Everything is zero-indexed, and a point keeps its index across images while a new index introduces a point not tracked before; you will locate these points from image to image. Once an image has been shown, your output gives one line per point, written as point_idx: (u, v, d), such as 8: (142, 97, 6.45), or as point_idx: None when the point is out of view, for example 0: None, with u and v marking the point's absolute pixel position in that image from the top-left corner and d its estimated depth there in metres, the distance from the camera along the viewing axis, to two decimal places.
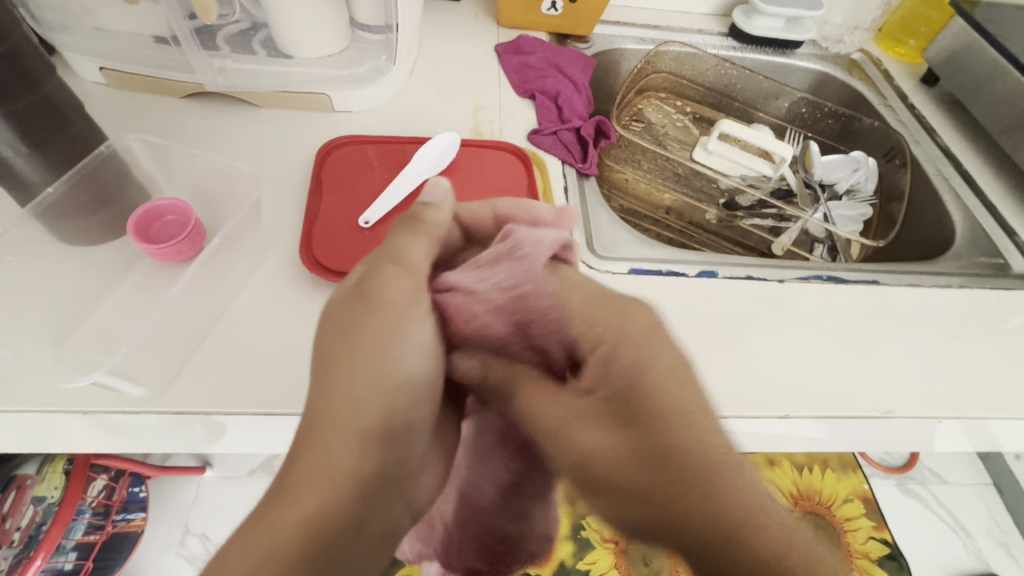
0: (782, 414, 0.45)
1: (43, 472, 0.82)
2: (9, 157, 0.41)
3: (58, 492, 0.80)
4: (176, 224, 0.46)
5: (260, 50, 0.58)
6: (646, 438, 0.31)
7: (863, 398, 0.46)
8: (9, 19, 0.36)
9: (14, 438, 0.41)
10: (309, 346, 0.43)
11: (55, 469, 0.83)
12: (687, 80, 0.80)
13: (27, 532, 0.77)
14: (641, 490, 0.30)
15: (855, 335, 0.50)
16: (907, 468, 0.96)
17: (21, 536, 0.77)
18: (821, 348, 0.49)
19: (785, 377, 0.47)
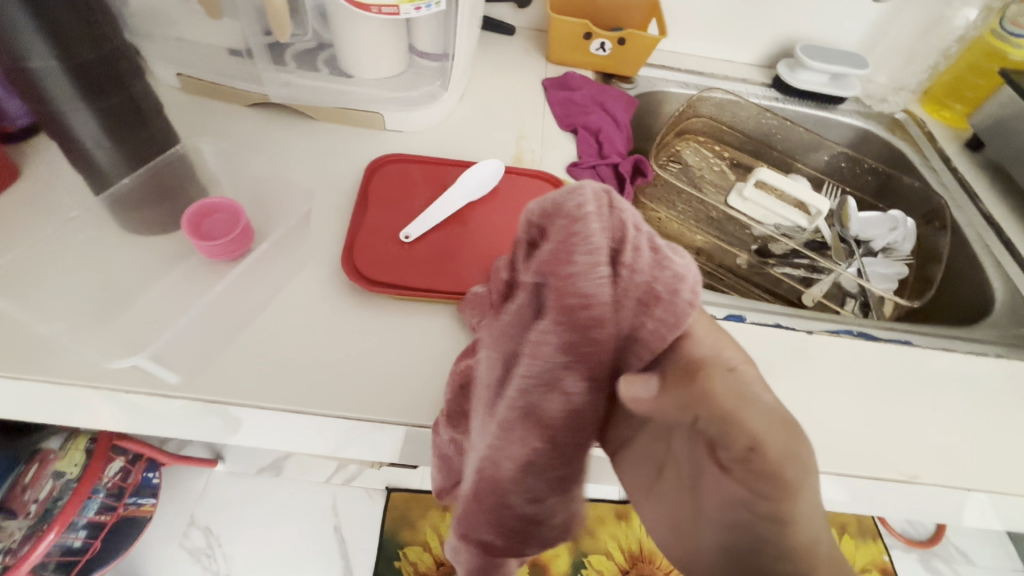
0: None
1: (65, 448, 0.88)
2: (91, 150, 0.43)
3: (77, 468, 0.85)
4: (226, 221, 0.48)
5: (323, 68, 0.61)
6: (812, 456, 0.26)
7: (887, 460, 0.45)
8: (111, 26, 0.39)
9: (57, 412, 0.42)
10: (342, 350, 0.44)
11: (76, 446, 0.89)
12: (727, 126, 0.82)
13: (43, 505, 0.82)
14: (812, 515, 0.25)
15: (884, 394, 0.49)
16: (931, 543, 0.91)
17: (38, 508, 0.82)
18: (848, 404, 0.48)
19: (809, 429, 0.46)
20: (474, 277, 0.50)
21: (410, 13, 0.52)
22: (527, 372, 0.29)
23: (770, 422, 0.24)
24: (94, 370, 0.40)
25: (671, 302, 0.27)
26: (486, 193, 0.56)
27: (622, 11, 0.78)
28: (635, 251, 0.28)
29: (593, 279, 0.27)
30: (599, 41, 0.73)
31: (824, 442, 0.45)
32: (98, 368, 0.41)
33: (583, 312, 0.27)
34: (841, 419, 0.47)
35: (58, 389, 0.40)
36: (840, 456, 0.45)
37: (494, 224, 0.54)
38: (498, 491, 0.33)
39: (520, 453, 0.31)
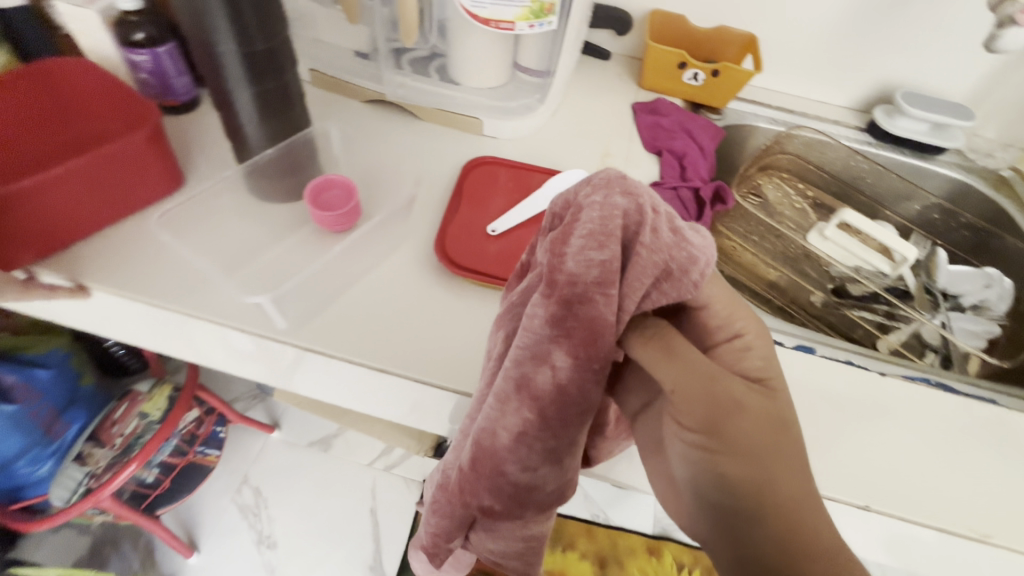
0: (861, 504, 0.43)
1: (152, 393, 1.07)
2: (245, 125, 0.51)
3: (158, 412, 1.05)
4: (340, 198, 0.54)
5: (434, 74, 0.68)
6: (776, 414, 0.29)
7: (959, 515, 0.43)
8: (280, 22, 0.46)
9: (190, 340, 0.51)
10: (426, 323, 0.49)
11: (161, 393, 1.08)
12: (813, 165, 0.82)
13: (127, 439, 1.01)
14: (762, 459, 0.27)
15: (965, 450, 0.47)
16: None
17: (122, 441, 1.01)
18: (923, 453, 0.46)
19: (875, 470, 0.45)
20: None
21: (524, 30, 0.57)
22: (521, 343, 0.32)
23: (708, 364, 0.29)
24: (228, 306, 0.48)
25: (682, 278, 0.30)
26: None
27: (718, 44, 0.81)
28: (654, 232, 0.30)
29: (584, 250, 0.29)
30: (693, 71, 0.75)
31: (887, 484, 0.44)
32: (232, 304, 0.48)
33: (571, 286, 0.29)
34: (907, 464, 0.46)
35: (198, 320, 0.48)
36: (904, 501, 0.44)
37: None
38: (493, 461, 0.34)
39: (515, 424, 0.33)
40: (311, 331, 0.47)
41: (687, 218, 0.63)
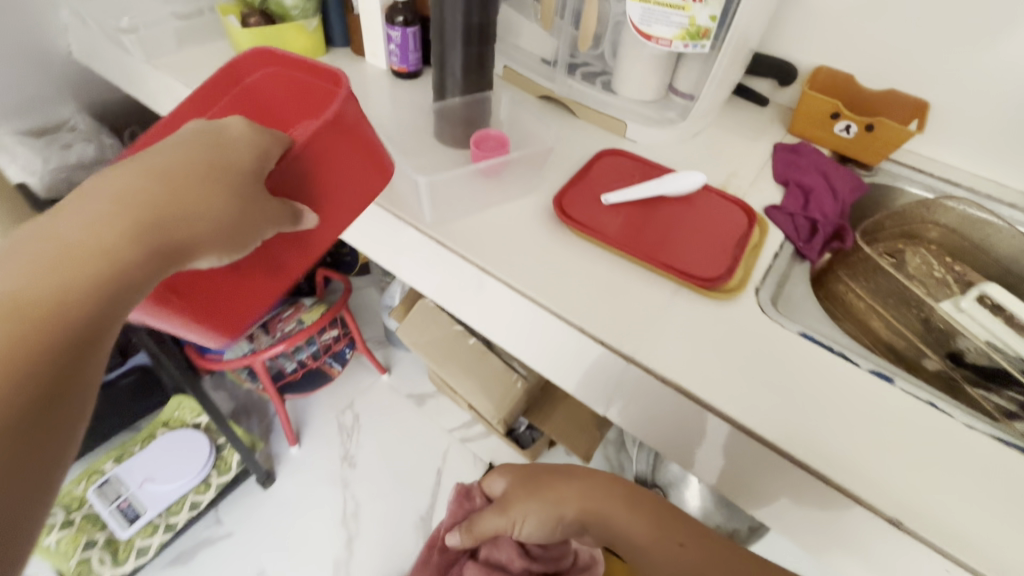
0: (883, 515, 0.45)
1: (311, 306, 1.38)
2: (448, 81, 0.67)
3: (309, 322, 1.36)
4: (494, 144, 0.66)
5: (598, 84, 0.81)
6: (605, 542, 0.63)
7: (991, 560, 0.43)
8: (494, 12, 0.61)
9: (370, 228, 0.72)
10: (529, 246, 0.62)
11: (315, 310, 1.39)
12: (971, 242, 0.75)
13: (283, 333, 1.31)
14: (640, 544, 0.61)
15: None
16: None
17: (279, 333, 1.31)
18: (971, 499, 0.46)
19: (907, 494, 0.46)
20: (647, 246, 0.60)
21: (679, 49, 0.65)
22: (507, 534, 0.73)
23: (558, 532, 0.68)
24: (399, 203, 0.66)
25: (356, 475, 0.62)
26: (683, 195, 0.65)
27: (883, 106, 0.82)
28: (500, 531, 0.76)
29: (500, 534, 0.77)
30: (846, 122, 0.77)
31: (917, 511, 0.45)
32: (398, 202, 0.66)
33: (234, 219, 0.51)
34: (951, 505, 0.46)
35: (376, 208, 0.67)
36: (927, 529, 0.44)
37: (678, 220, 0.63)
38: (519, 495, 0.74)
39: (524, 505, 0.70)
40: (456, 240, 0.62)
41: (795, 239, 0.65)
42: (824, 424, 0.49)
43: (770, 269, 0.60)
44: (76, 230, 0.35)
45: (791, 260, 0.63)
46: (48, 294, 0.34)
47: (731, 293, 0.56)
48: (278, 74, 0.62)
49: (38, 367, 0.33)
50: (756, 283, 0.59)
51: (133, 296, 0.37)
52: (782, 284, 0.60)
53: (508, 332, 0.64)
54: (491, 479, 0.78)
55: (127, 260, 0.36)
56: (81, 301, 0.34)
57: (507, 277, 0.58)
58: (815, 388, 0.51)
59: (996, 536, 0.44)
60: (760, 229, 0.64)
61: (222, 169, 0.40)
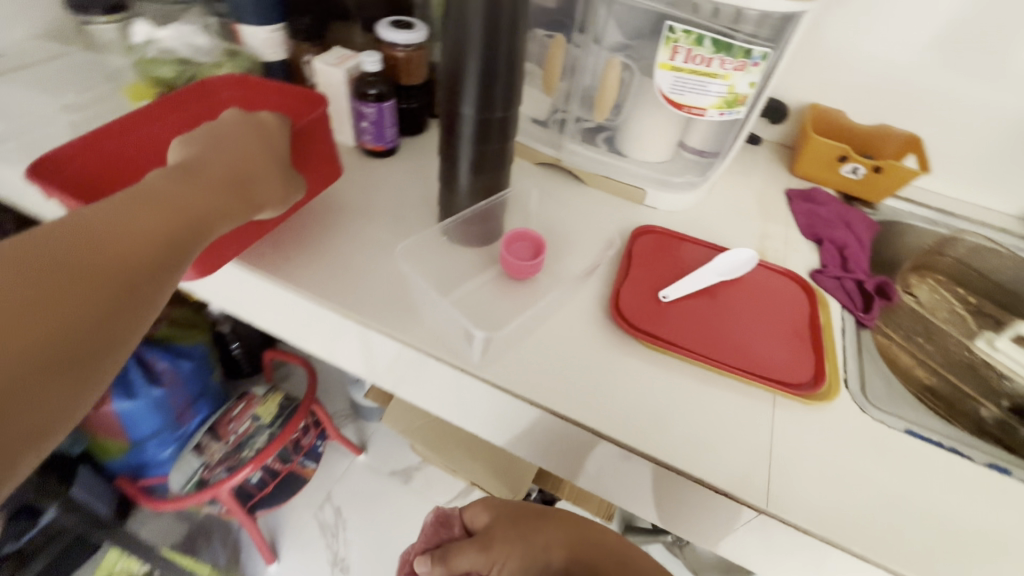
0: None
1: (265, 397, 1.19)
2: (459, 179, 0.56)
3: (268, 416, 1.16)
4: (525, 247, 0.58)
5: (602, 145, 0.73)
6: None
7: None
8: (517, 102, 0.51)
9: (381, 359, 0.58)
10: (592, 368, 0.52)
11: (271, 399, 1.19)
12: (977, 271, 0.78)
13: (239, 437, 1.12)
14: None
15: None
16: None
17: (235, 438, 1.12)
18: None
19: None
20: (725, 352, 0.53)
21: (713, 117, 0.60)
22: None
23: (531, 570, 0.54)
24: (426, 335, 0.54)
25: None
26: (736, 278, 0.60)
27: (875, 142, 0.81)
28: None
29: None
30: (853, 165, 0.76)
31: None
32: (426, 334, 0.54)
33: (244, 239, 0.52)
34: None
35: (397, 343, 0.54)
36: None
37: (743, 311, 0.57)
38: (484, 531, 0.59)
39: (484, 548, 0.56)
40: (511, 377, 0.51)
41: (852, 309, 0.61)
42: (971, 544, 0.44)
43: (848, 351, 0.56)
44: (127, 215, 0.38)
45: (858, 335, 0.59)
46: (114, 262, 0.35)
47: (829, 398, 0.50)
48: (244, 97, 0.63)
49: (113, 298, 0.35)
50: (846, 373, 0.53)
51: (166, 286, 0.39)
52: (864, 365, 0.56)
53: (575, 468, 0.54)
54: (475, 507, 0.62)
55: (200, 214, 0.42)
56: (142, 249, 0.37)
57: (584, 420, 0.49)
58: (947, 499, 0.47)
59: None
60: (820, 306, 0.60)
61: (248, 178, 0.47)
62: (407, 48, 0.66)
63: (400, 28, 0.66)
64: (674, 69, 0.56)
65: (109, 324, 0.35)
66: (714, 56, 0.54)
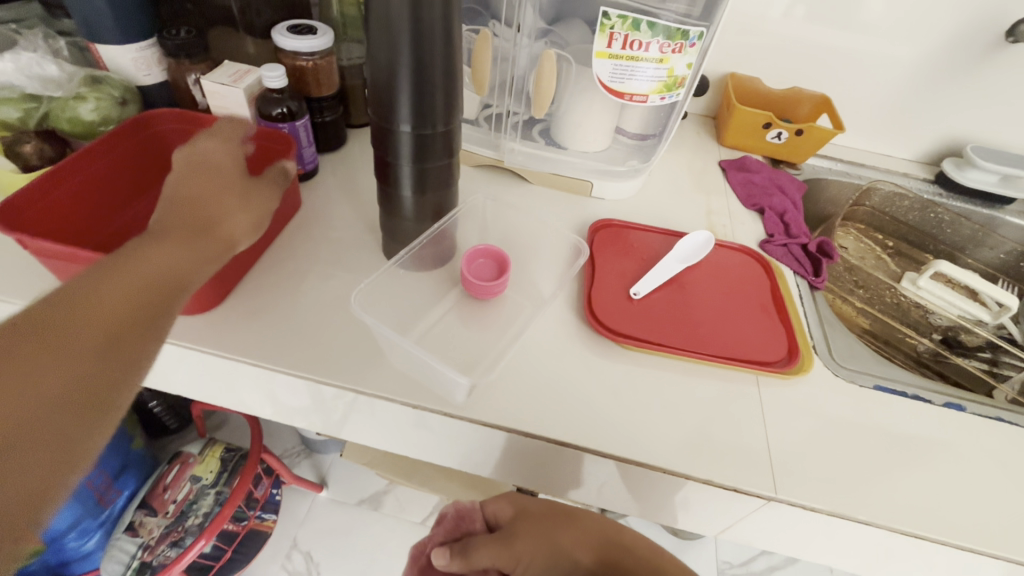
0: None
1: (204, 455, 1.06)
2: (402, 201, 0.50)
3: (211, 475, 1.03)
4: (486, 266, 0.54)
5: (539, 138, 0.70)
6: None
7: None
8: (459, 111, 0.46)
9: (346, 413, 0.52)
10: (580, 383, 0.49)
11: (211, 454, 1.06)
12: (890, 216, 0.84)
13: (179, 507, 0.99)
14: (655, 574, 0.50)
15: None
16: None
17: (175, 509, 0.99)
18: None
19: None
20: (705, 342, 0.52)
21: (654, 102, 0.58)
22: None
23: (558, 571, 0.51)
24: (398, 380, 0.49)
25: None
26: (698, 262, 0.59)
27: (791, 104, 0.84)
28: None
29: None
30: (777, 130, 0.78)
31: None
32: (398, 380, 0.48)
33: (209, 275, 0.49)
34: None
35: (367, 397, 0.48)
36: None
37: (711, 296, 0.57)
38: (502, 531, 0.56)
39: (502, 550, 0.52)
40: (500, 413, 0.47)
41: (804, 274, 0.63)
42: (949, 486, 0.48)
43: (809, 318, 0.58)
44: (105, 273, 0.37)
45: (814, 298, 0.61)
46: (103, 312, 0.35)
47: (803, 370, 0.52)
48: (197, 136, 0.59)
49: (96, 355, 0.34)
50: (813, 339, 0.55)
51: (146, 341, 0.37)
52: (825, 328, 0.58)
53: (575, 487, 0.52)
54: (500, 500, 0.58)
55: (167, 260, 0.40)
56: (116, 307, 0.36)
57: (586, 445, 0.46)
58: (922, 445, 0.50)
59: None
60: (778, 276, 0.61)
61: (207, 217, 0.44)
62: (312, 56, 0.58)
63: (300, 34, 0.58)
64: (612, 56, 0.54)
65: (96, 389, 0.34)
66: (652, 40, 0.52)
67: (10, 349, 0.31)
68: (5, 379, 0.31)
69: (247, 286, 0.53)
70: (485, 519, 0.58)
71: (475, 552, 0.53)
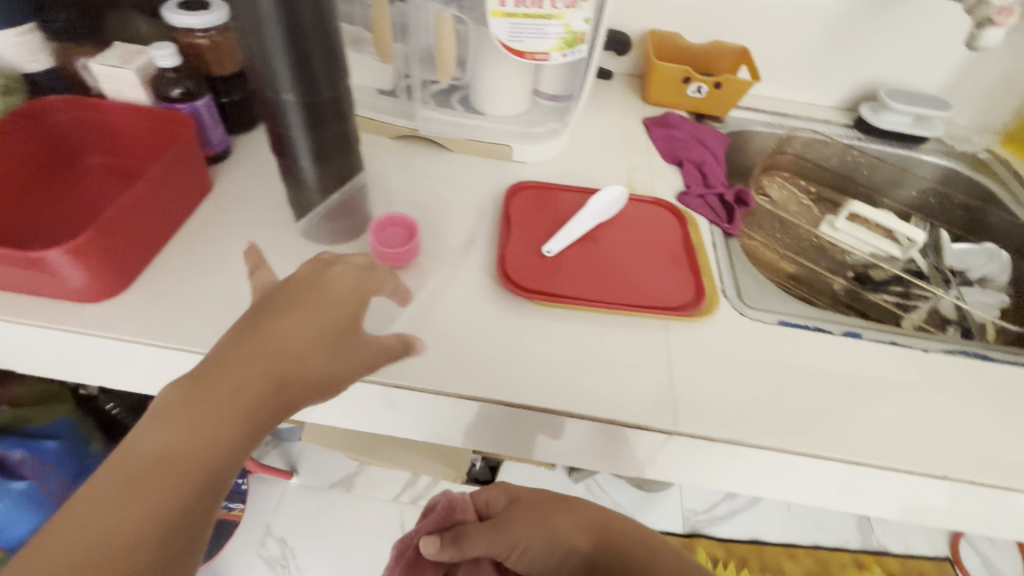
0: (928, 471, 0.48)
1: None
2: (304, 173, 0.50)
3: None
4: (397, 234, 0.55)
5: (458, 106, 0.70)
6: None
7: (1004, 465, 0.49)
8: (345, 76, 0.46)
9: None
10: (494, 341, 0.51)
11: None
12: (813, 162, 0.86)
13: None
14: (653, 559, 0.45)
15: (999, 410, 0.52)
16: None
17: None
18: (965, 418, 0.51)
19: (930, 441, 0.49)
20: (616, 293, 0.54)
21: (557, 60, 0.58)
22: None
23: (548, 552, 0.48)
24: None
25: None
26: (612, 217, 0.61)
27: (712, 58, 0.85)
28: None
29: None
30: (696, 84, 0.80)
31: (958, 457, 0.49)
32: None
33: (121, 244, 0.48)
34: (960, 433, 0.50)
35: None
36: (958, 467, 0.48)
37: (623, 248, 0.58)
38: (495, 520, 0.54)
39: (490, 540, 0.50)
40: (414, 373, 0.48)
41: (719, 222, 0.65)
42: (845, 409, 0.50)
43: (719, 263, 0.60)
44: (218, 384, 0.34)
45: (727, 245, 0.63)
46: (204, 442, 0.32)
47: (709, 312, 0.54)
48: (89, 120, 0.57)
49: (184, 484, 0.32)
50: (722, 283, 0.58)
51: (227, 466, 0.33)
52: (734, 271, 0.61)
53: (501, 442, 0.54)
54: (493, 489, 0.56)
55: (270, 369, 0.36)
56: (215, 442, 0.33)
57: (498, 398, 0.47)
58: (821, 373, 0.53)
59: (996, 442, 0.50)
60: (691, 226, 0.63)
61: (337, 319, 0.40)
62: (207, 32, 0.57)
63: (192, 10, 0.56)
64: (507, 15, 0.54)
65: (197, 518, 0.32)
66: None
67: (110, 487, 0.30)
68: (87, 511, 0.29)
69: (157, 270, 0.53)
70: (479, 509, 0.56)
71: (463, 538, 0.51)
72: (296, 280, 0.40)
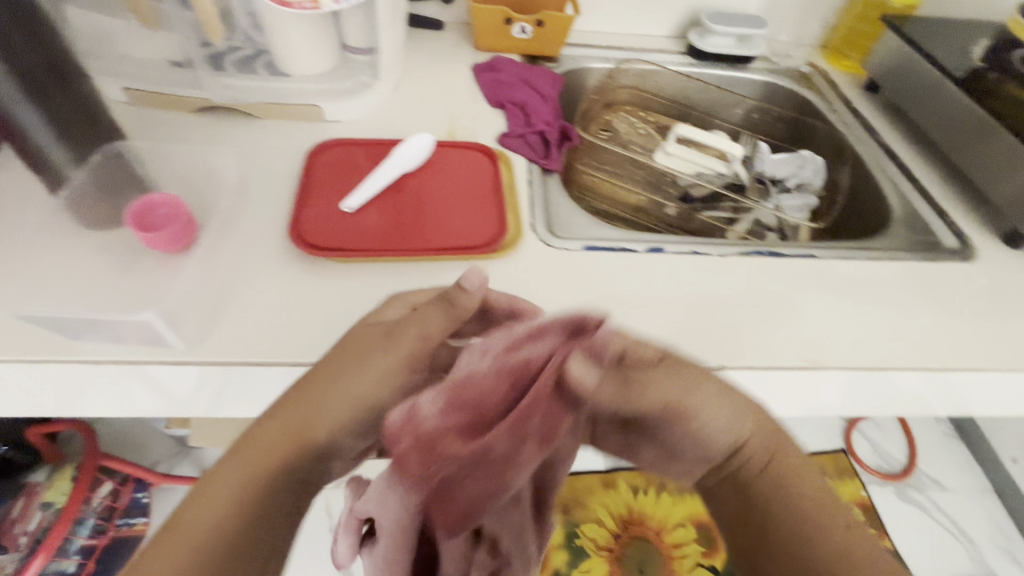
0: (719, 366, 0.50)
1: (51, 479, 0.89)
2: (49, 154, 0.47)
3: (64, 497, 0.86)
4: (166, 215, 0.51)
5: (261, 71, 0.66)
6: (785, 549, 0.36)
7: (789, 350, 0.52)
8: (62, 42, 0.44)
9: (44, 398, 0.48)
10: (288, 305, 0.49)
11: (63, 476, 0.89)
12: (649, 94, 0.89)
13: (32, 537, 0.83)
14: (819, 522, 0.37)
15: (790, 301, 0.56)
16: (904, 476, 1.11)
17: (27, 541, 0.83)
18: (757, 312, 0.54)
19: (724, 339, 0.52)
20: (418, 240, 0.53)
21: (330, 7, 0.56)
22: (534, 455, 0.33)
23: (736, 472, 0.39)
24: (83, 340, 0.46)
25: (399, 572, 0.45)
26: (420, 165, 0.60)
27: None
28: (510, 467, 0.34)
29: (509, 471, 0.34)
30: (519, 25, 0.79)
31: (747, 349, 0.52)
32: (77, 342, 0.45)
33: None
34: (752, 328, 0.53)
35: (45, 366, 0.45)
36: (748, 358, 0.51)
37: (428, 196, 0.57)
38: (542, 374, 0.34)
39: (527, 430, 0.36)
40: (199, 347, 0.46)
41: (536, 159, 0.66)
42: (644, 321, 0.52)
43: (531, 199, 0.61)
44: (303, 419, 0.37)
45: (543, 181, 0.64)
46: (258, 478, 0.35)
47: (512, 246, 0.55)
48: None
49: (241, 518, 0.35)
50: (530, 219, 0.59)
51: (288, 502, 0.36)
52: (547, 206, 0.62)
53: None
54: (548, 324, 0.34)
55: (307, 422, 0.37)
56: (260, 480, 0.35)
57: (289, 360, 0.46)
58: (623, 290, 0.54)
59: (785, 330, 0.53)
60: (505, 166, 0.63)
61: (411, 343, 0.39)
62: None
63: None
64: None
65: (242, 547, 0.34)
66: None
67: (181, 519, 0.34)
68: (170, 545, 0.33)
69: None
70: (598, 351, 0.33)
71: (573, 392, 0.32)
72: (360, 332, 0.40)
